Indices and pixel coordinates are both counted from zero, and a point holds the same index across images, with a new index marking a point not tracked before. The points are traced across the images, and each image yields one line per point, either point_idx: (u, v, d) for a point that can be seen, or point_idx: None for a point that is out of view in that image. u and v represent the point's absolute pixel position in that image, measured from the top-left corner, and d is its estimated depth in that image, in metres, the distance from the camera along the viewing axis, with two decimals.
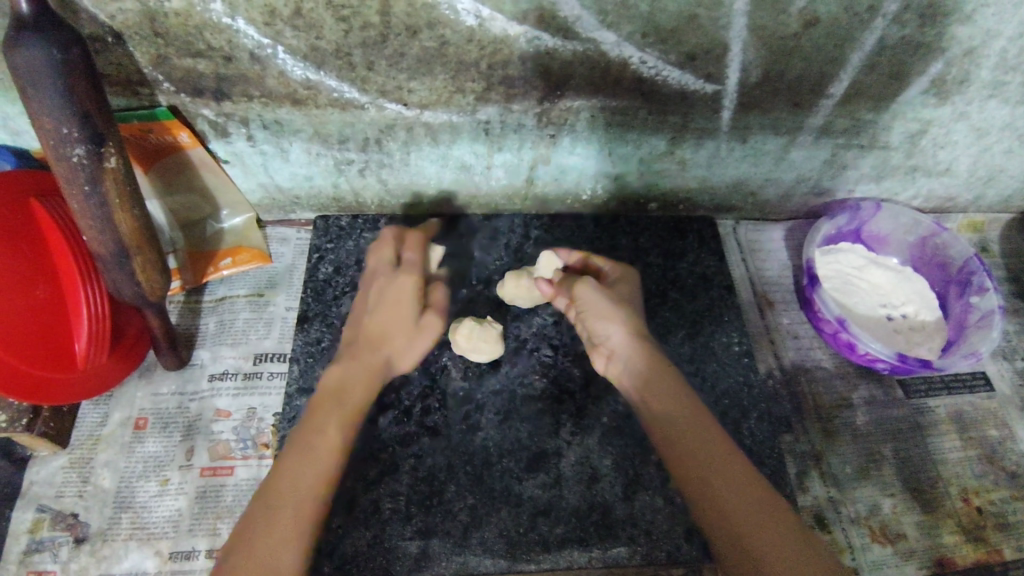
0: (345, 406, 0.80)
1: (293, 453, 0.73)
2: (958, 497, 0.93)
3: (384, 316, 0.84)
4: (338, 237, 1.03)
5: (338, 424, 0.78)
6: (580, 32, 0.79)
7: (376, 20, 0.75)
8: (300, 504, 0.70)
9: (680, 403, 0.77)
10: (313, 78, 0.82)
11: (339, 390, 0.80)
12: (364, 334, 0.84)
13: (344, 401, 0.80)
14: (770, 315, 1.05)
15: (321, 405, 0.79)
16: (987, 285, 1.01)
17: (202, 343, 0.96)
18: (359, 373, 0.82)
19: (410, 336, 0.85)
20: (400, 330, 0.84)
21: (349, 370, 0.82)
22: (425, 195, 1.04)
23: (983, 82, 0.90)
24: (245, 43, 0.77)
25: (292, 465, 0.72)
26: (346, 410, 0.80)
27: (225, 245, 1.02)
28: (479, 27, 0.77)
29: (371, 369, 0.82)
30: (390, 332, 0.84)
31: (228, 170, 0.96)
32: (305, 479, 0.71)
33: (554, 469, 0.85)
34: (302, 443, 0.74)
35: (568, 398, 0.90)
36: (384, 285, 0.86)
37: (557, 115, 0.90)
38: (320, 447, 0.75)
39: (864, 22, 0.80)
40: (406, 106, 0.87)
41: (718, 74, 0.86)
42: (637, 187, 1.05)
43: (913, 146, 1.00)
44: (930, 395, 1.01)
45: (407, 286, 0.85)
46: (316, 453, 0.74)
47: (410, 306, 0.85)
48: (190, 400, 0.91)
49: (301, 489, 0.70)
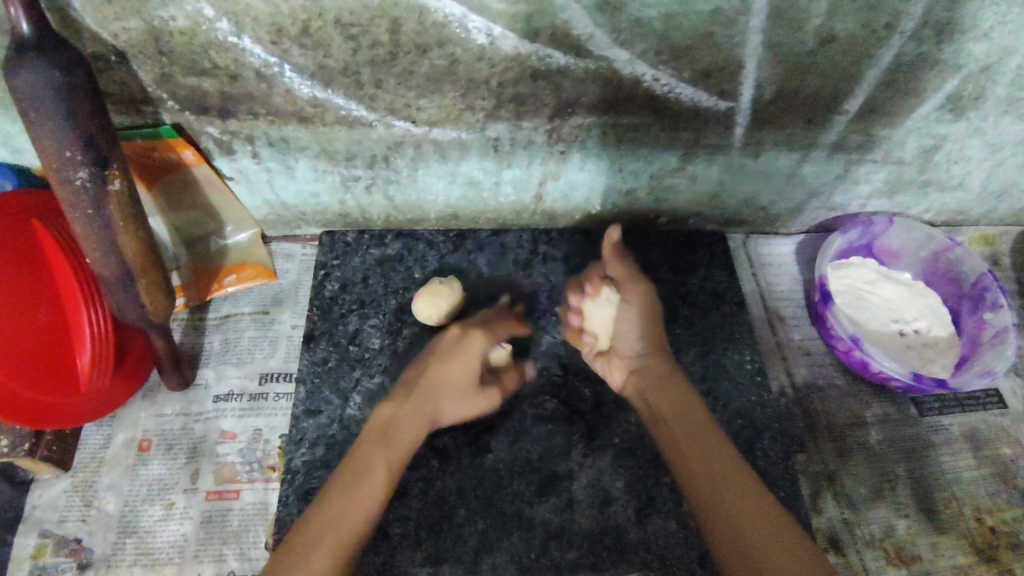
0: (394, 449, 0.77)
1: (342, 495, 0.71)
2: (972, 517, 0.92)
3: (451, 370, 0.83)
4: (344, 253, 1.02)
5: (385, 466, 0.75)
6: (593, 50, 0.77)
7: (385, 39, 0.74)
8: (336, 546, 0.67)
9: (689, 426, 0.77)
10: (321, 96, 0.80)
11: (388, 426, 0.78)
12: (427, 378, 0.82)
13: (397, 446, 0.77)
14: (781, 332, 1.04)
15: (368, 442, 0.77)
16: (1000, 302, 1.00)
17: (207, 362, 0.94)
18: (415, 421, 0.79)
19: (466, 393, 0.84)
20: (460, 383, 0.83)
21: (404, 414, 0.79)
22: (432, 211, 1.02)
23: (999, 98, 0.88)
24: (251, 61, 0.75)
25: (334, 509, 0.70)
26: (396, 448, 0.77)
27: (229, 262, 1.00)
28: (490, 45, 0.76)
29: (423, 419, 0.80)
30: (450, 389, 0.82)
31: (233, 187, 0.94)
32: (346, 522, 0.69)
33: (566, 493, 0.84)
34: (349, 483, 0.72)
35: (579, 419, 0.89)
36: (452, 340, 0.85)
37: (567, 132, 0.89)
38: (364, 487, 0.72)
39: (881, 39, 0.79)
40: (415, 124, 0.85)
41: (732, 91, 0.85)
42: (647, 202, 1.04)
43: (927, 161, 0.99)
44: (943, 412, 1.00)
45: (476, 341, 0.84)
46: (358, 497, 0.71)
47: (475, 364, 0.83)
48: (194, 421, 0.90)
49: (342, 527, 0.69)
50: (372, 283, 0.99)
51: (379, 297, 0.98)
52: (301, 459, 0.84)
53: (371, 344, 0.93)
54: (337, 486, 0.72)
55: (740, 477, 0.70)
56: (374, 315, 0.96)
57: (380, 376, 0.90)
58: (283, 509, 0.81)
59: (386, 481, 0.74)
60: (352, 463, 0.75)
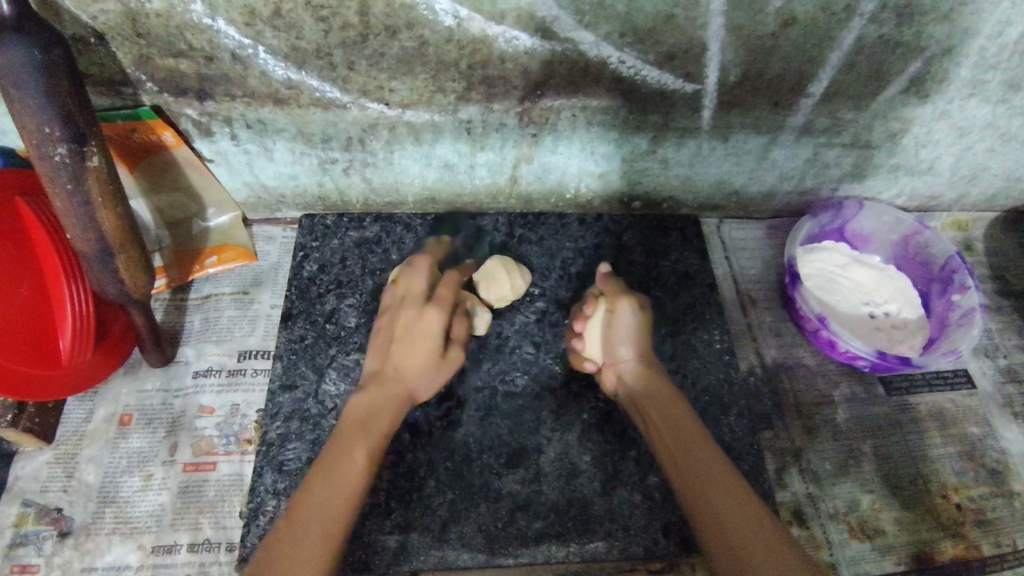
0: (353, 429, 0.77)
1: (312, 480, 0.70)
2: (938, 494, 0.93)
3: (399, 347, 0.83)
4: (323, 235, 1.04)
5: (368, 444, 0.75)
6: (558, 32, 0.80)
7: (355, 20, 0.77)
8: (321, 523, 0.66)
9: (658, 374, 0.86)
10: (295, 78, 0.83)
11: (364, 416, 0.78)
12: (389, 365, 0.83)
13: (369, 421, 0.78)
14: (752, 313, 1.06)
15: (349, 429, 0.77)
16: (968, 283, 1.01)
17: (187, 340, 0.96)
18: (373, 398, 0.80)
19: (431, 365, 0.83)
20: (432, 386, 0.84)
21: (372, 391, 0.81)
22: (409, 194, 1.04)
23: (962, 81, 0.90)
24: (226, 43, 0.78)
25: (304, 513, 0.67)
26: (371, 433, 0.77)
27: (210, 244, 1.02)
28: (458, 27, 0.78)
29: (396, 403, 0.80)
30: (407, 356, 0.82)
31: (213, 169, 0.97)
32: (334, 507, 0.68)
33: (534, 465, 0.86)
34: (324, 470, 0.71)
35: (548, 396, 0.92)
36: (430, 333, 0.83)
37: (538, 114, 0.91)
38: (347, 468, 0.72)
39: (841, 22, 0.81)
40: (388, 106, 0.88)
41: (698, 74, 0.87)
42: (621, 187, 1.06)
43: (896, 145, 1.01)
44: (911, 392, 1.02)
45: (430, 316, 0.83)
46: (333, 471, 0.71)
47: (433, 335, 0.83)
48: (174, 396, 0.92)
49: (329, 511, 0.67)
50: (350, 264, 1.01)
51: (356, 278, 0.99)
52: (276, 432, 0.86)
53: (347, 323, 0.95)
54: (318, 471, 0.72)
55: (751, 513, 0.68)
56: (351, 294, 0.98)
57: (356, 353, 0.92)
58: (258, 479, 0.83)
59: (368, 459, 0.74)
60: (333, 446, 0.75)
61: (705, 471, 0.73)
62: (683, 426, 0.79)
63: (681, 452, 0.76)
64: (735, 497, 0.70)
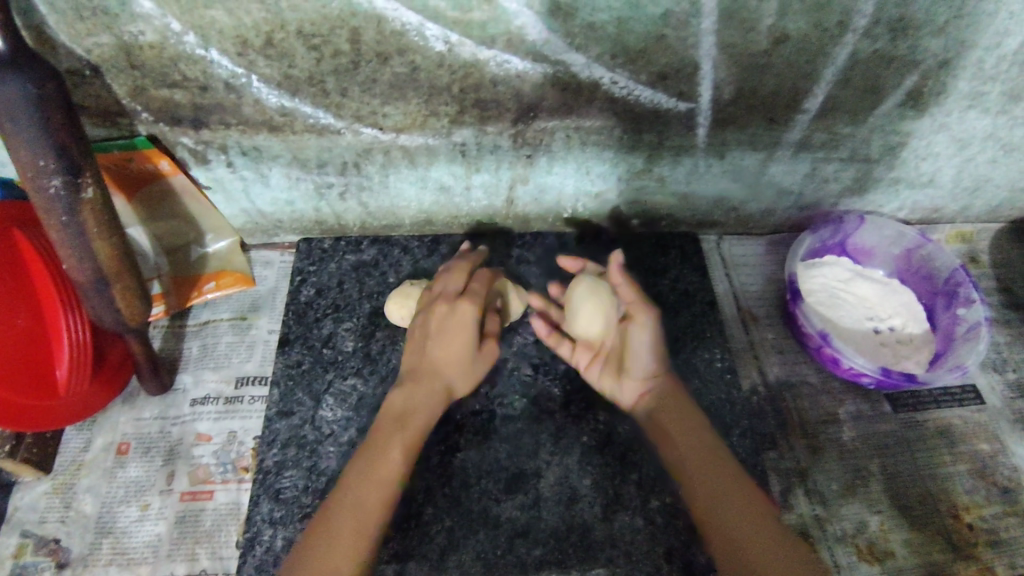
0: (388, 429, 0.78)
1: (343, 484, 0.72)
2: (949, 514, 0.91)
3: (433, 344, 0.82)
4: (320, 259, 1.04)
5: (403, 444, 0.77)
6: (549, 55, 0.80)
7: (346, 48, 0.77)
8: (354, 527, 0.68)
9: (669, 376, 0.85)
10: (288, 105, 0.84)
11: (402, 416, 0.79)
12: (427, 361, 0.82)
13: (406, 420, 0.79)
14: (754, 331, 1.04)
15: (384, 426, 0.78)
16: (973, 297, 1.00)
17: (185, 368, 0.96)
18: (411, 395, 0.80)
19: (468, 361, 0.83)
20: (468, 378, 0.84)
21: (410, 389, 0.81)
22: (406, 216, 1.05)
23: (960, 93, 0.89)
24: (220, 72, 0.79)
25: (336, 518, 0.68)
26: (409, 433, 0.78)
27: (208, 270, 1.03)
28: (449, 52, 0.79)
29: (434, 398, 0.81)
30: (443, 350, 0.81)
31: (210, 197, 0.98)
32: (365, 508, 0.70)
33: (533, 490, 0.85)
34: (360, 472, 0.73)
35: (547, 418, 0.91)
36: (468, 327, 0.82)
37: (532, 136, 0.91)
38: (381, 472, 0.73)
39: (834, 38, 0.80)
40: (382, 131, 0.88)
41: (691, 93, 0.86)
42: (618, 206, 1.06)
43: (895, 158, 1.00)
44: (919, 408, 1.00)
45: (465, 310, 0.82)
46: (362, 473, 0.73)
47: (470, 329, 0.82)
48: (171, 424, 0.91)
49: (364, 514, 0.69)
50: (347, 287, 1.00)
51: (353, 302, 0.99)
52: (273, 459, 0.85)
53: (345, 347, 0.94)
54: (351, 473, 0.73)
55: (771, 535, 0.67)
56: (348, 318, 0.97)
57: (354, 378, 0.91)
58: (254, 508, 0.82)
59: (402, 461, 0.76)
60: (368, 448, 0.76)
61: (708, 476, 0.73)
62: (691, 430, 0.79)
63: (703, 464, 0.74)
64: (753, 518, 0.68)
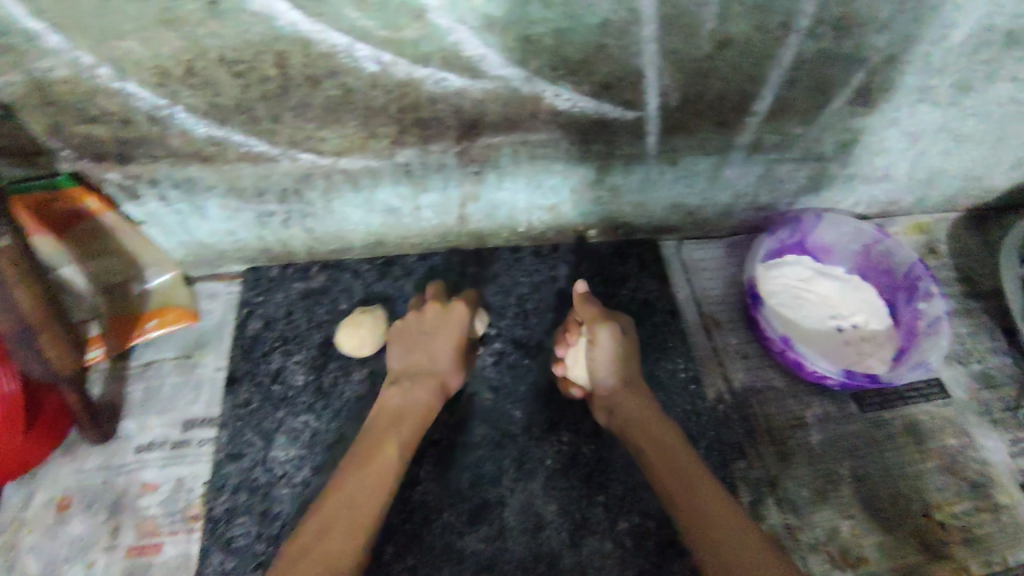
0: (385, 422, 0.81)
1: (342, 478, 0.75)
2: (920, 513, 0.90)
3: (429, 344, 0.86)
4: (267, 289, 1.01)
5: (398, 445, 0.79)
6: (487, 71, 0.77)
7: (273, 73, 0.73)
8: (352, 520, 0.71)
9: (638, 388, 0.85)
10: (218, 135, 0.80)
11: (399, 411, 0.82)
12: (422, 356, 0.86)
13: (403, 414, 0.82)
14: (718, 337, 1.03)
15: (379, 426, 0.81)
16: (933, 291, 0.98)
17: (129, 413, 0.91)
18: (409, 390, 0.84)
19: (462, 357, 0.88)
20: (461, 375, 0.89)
21: (408, 384, 0.84)
22: (356, 240, 1.01)
23: (909, 87, 0.88)
24: (140, 105, 0.75)
25: (335, 512, 0.72)
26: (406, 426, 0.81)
27: (150, 307, 0.97)
28: (382, 72, 0.75)
29: (431, 389, 0.84)
30: (439, 346, 0.86)
31: (145, 231, 0.93)
32: (363, 499, 0.73)
33: (497, 520, 0.82)
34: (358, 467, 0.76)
35: (510, 443, 0.88)
36: (460, 324, 0.88)
37: (477, 152, 0.88)
38: (378, 465, 0.76)
39: (778, 39, 0.78)
40: (320, 155, 0.84)
41: (637, 101, 0.84)
42: (573, 217, 1.04)
43: (848, 155, 0.99)
44: (885, 407, 0.99)
45: (457, 309, 0.88)
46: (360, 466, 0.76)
47: (460, 326, 0.88)
48: (116, 474, 0.87)
49: (357, 511, 0.72)
50: (295, 317, 0.98)
51: (303, 332, 0.97)
52: (223, 506, 0.83)
53: (294, 381, 0.92)
54: (351, 467, 0.77)
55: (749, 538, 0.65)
56: (297, 351, 0.95)
57: (305, 415, 0.89)
58: (206, 559, 0.80)
59: (397, 460, 0.78)
60: (368, 442, 0.79)
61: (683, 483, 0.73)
62: (663, 439, 0.78)
63: (676, 480, 0.73)
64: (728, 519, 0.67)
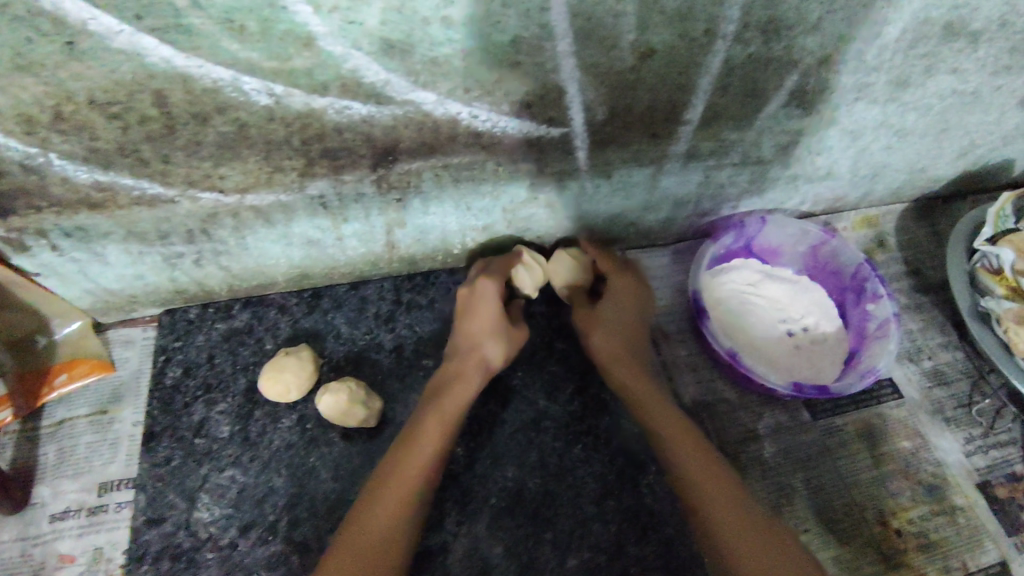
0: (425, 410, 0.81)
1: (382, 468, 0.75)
2: (876, 521, 0.88)
3: (462, 322, 0.87)
4: (185, 333, 0.95)
5: (432, 433, 0.78)
6: (393, 96, 0.71)
7: (154, 113, 0.66)
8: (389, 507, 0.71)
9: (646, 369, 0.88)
10: (104, 180, 0.73)
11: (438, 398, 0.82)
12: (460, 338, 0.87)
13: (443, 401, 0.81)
14: (666, 350, 0.99)
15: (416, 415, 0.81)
16: (880, 292, 0.96)
17: (41, 479, 0.85)
18: (449, 374, 0.84)
19: (500, 329, 0.87)
20: (503, 347, 0.86)
21: (453, 367, 0.85)
22: (278, 274, 0.95)
23: (846, 86, 0.84)
24: (9, 155, 0.67)
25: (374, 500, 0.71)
26: (442, 412, 0.80)
27: (59, 359, 0.91)
28: (277, 104, 0.69)
29: (467, 370, 0.84)
30: (472, 324, 0.86)
31: (43, 282, 0.85)
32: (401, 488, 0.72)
33: (439, 569, 0.79)
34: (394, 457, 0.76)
35: (452, 482, 0.84)
36: (488, 298, 0.87)
37: (396, 180, 0.82)
38: (415, 455, 0.76)
39: (704, 47, 0.74)
40: (223, 194, 0.78)
41: (561, 117, 0.79)
42: (509, 235, 0.99)
43: (789, 157, 0.95)
44: (837, 412, 0.97)
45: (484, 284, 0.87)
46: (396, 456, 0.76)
47: (490, 299, 0.87)
48: (31, 547, 0.81)
49: (392, 498, 0.72)
50: (218, 362, 0.93)
51: (227, 377, 0.91)
52: None
53: (219, 433, 0.87)
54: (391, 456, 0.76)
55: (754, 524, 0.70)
56: (221, 400, 0.90)
57: (230, 470, 0.84)
58: None
59: (433, 448, 0.77)
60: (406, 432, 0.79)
61: (693, 468, 0.76)
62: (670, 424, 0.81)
63: (689, 464, 0.77)
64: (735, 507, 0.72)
